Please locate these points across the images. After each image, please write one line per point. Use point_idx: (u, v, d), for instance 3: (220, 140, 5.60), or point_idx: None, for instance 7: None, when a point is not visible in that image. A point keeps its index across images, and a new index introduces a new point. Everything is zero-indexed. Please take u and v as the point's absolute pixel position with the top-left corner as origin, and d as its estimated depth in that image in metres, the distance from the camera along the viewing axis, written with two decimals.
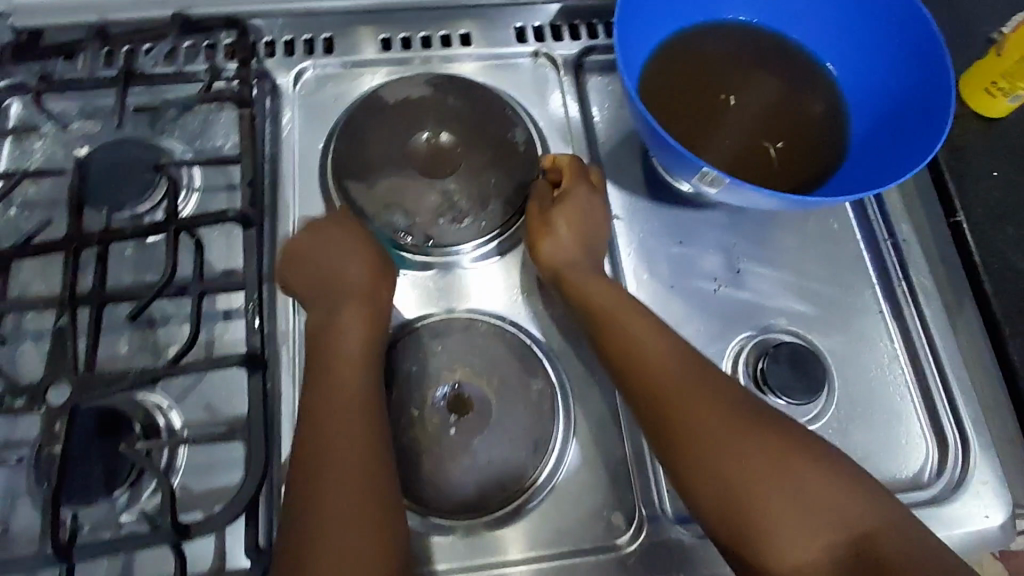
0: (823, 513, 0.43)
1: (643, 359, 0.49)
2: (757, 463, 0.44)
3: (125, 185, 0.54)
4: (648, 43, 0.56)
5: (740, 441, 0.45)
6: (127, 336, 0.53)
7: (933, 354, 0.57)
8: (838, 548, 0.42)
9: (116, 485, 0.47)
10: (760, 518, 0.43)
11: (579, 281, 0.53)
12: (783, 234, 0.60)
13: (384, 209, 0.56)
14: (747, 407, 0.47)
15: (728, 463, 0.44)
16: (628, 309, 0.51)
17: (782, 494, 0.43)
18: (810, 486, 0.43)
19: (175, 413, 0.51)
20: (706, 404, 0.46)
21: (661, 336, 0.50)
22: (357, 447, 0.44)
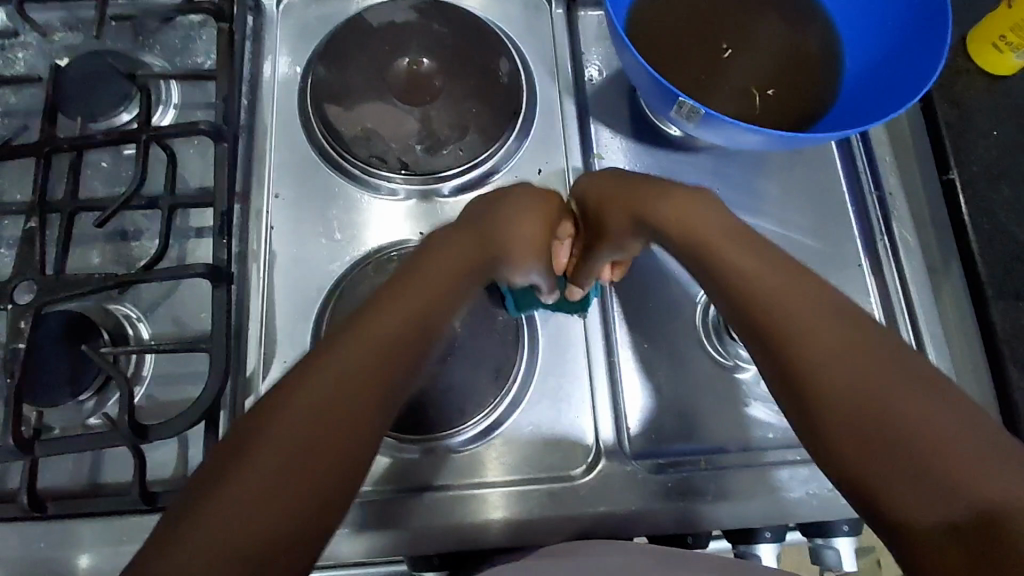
0: (959, 477, 0.31)
1: (733, 258, 0.41)
2: (888, 394, 0.34)
3: (100, 96, 0.54)
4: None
5: (823, 322, 0.37)
6: (98, 247, 0.54)
7: (909, 309, 0.56)
8: (955, 521, 0.30)
9: (82, 387, 0.48)
10: (870, 458, 0.33)
11: (671, 211, 0.45)
12: (767, 181, 0.59)
13: (361, 133, 0.55)
14: (864, 326, 0.37)
15: (847, 388, 0.35)
16: (713, 222, 0.44)
17: (866, 393, 0.34)
18: (947, 431, 0.32)
19: (144, 325, 0.52)
20: (776, 277, 0.40)
21: (773, 261, 0.41)
22: (372, 356, 0.37)
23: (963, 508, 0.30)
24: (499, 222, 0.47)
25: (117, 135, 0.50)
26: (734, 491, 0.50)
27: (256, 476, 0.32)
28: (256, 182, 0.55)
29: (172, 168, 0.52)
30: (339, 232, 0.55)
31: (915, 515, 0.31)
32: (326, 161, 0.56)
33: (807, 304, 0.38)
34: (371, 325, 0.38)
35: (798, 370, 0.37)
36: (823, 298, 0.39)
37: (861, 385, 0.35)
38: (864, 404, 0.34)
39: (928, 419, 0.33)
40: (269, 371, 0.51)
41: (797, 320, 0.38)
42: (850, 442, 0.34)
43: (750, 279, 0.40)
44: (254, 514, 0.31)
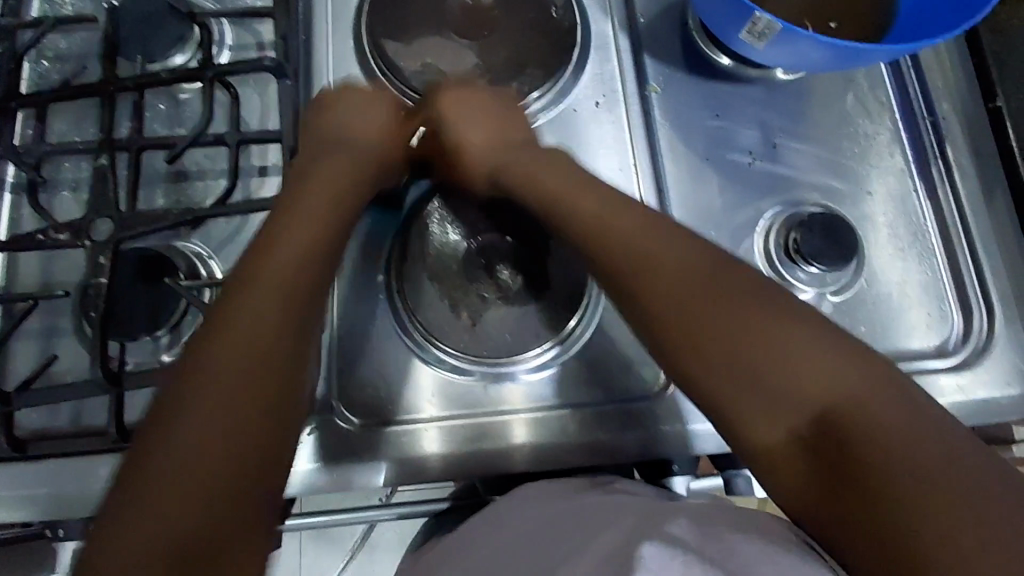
0: (815, 401, 0.35)
1: (608, 228, 0.44)
2: (746, 341, 0.38)
3: (157, 37, 0.54)
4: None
5: (659, 276, 0.41)
6: (162, 188, 0.54)
7: (965, 228, 0.57)
8: (802, 433, 0.36)
9: (161, 321, 0.48)
10: (739, 395, 0.37)
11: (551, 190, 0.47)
12: (821, 109, 0.60)
13: (421, 68, 0.55)
14: (717, 269, 0.41)
15: (701, 334, 0.39)
16: (596, 198, 0.46)
17: (710, 325, 0.39)
18: (806, 368, 0.36)
19: (215, 263, 0.52)
20: (619, 232, 0.43)
21: (617, 205, 0.45)
22: (260, 346, 0.36)
23: (810, 429, 0.35)
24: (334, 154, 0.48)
25: (181, 73, 0.50)
26: None
27: (177, 442, 0.33)
28: None
29: (234, 105, 0.52)
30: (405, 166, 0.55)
31: (780, 440, 0.36)
32: (384, 96, 0.56)
33: (672, 273, 0.41)
34: (239, 304, 0.37)
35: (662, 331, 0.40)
36: (693, 252, 0.42)
37: (734, 335, 0.38)
38: (729, 354, 0.38)
39: (778, 358, 0.37)
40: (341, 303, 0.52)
41: (665, 281, 0.41)
42: (723, 383, 0.38)
43: (612, 222, 0.44)
44: (170, 511, 0.32)
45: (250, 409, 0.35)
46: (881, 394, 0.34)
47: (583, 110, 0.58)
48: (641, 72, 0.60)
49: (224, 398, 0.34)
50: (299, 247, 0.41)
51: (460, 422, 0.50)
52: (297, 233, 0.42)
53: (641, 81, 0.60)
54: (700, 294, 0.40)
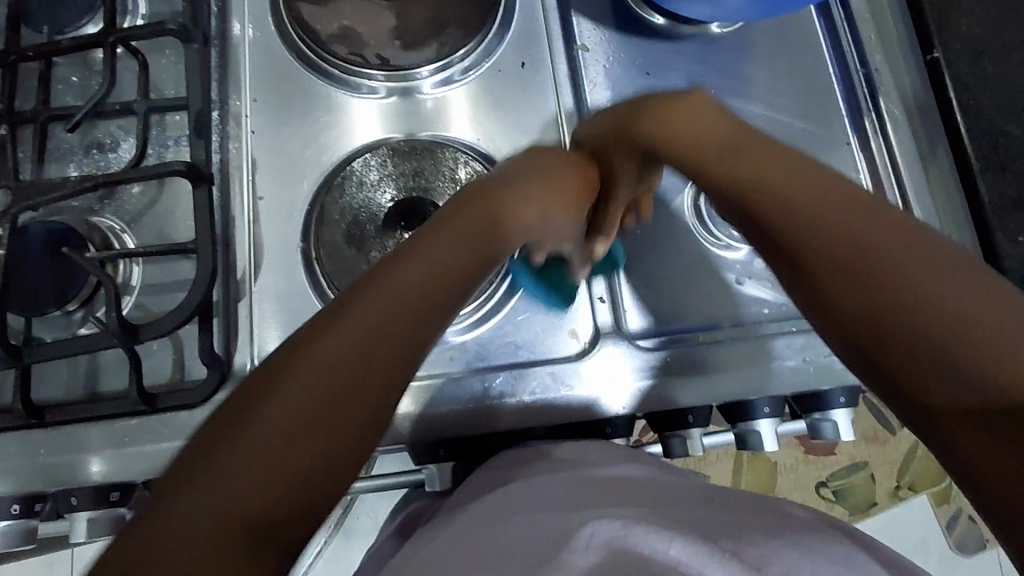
0: (1002, 368, 0.30)
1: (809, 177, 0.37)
2: (901, 309, 0.32)
3: (66, 7, 0.53)
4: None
5: (934, 257, 0.32)
6: (75, 162, 0.52)
7: (898, 181, 0.56)
8: (990, 415, 0.30)
9: (67, 299, 0.47)
10: (904, 364, 0.32)
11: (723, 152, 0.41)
12: (754, 64, 0.59)
13: (338, 31, 0.54)
14: (900, 245, 0.33)
15: (929, 299, 0.31)
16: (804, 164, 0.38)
17: (927, 307, 0.31)
18: (984, 324, 0.30)
19: (129, 237, 0.51)
20: (868, 207, 0.35)
21: (795, 158, 0.38)
22: (385, 339, 0.34)
23: (999, 401, 0.30)
24: (502, 205, 0.42)
25: (83, 39, 0.48)
26: (737, 364, 0.50)
27: (225, 503, 0.28)
28: (234, 88, 0.54)
29: (144, 73, 0.50)
30: (328, 132, 0.54)
31: (937, 400, 0.31)
32: (302, 61, 0.55)
33: (896, 233, 0.34)
34: (380, 298, 0.35)
35: (830, 297, 0.35)
36: (888, 222, 0.34)
37: (958, 318, 0.31)
38: (920, 323, 0.31)
39: (1003, 338, 0.30)
40: (260, 273, 0.50)
41: (877, 238, 0.34)
42: (899, 348, 0.32)
43: (765, 182, 0.38)
44: (231, 513, 0.28)
45: (305, 452, 0.30)
46: None
47: (509, 70, 0.57)
48: (571, 30, 0.58)
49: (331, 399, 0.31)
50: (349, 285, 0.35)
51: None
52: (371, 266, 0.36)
53: (568, 41, 0.58)
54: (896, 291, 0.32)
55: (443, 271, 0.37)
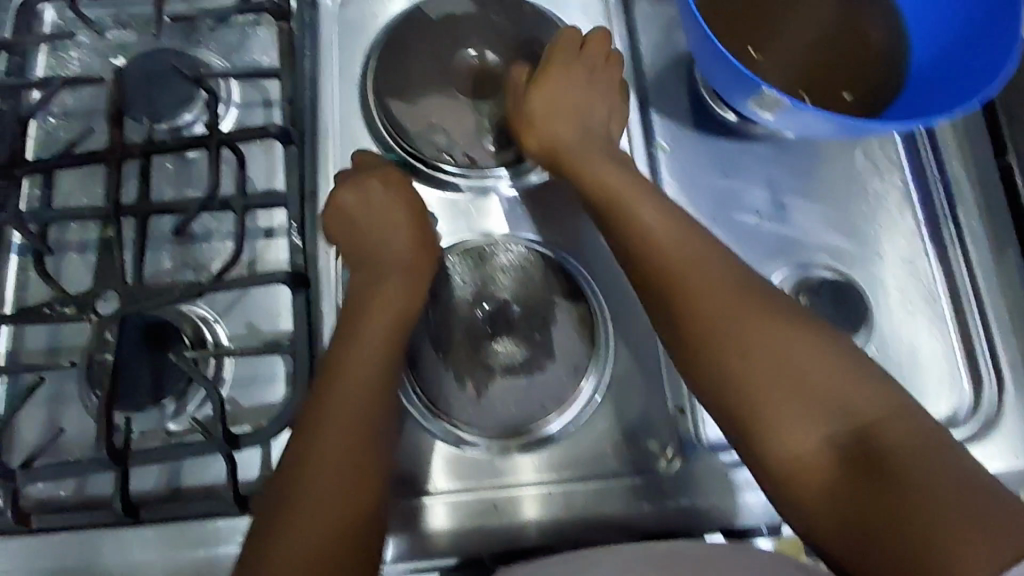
0: (830, 401, 0.41)
1: (671, 254, 0.47)
2: (741, 360, 0.43)
3: (165, 98, 0.54)
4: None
5: (755, 324, 0.44)
6: (169, 252, 0.53)
7: (975, 292, 0.57)
8: (830, 444, 0.40)
9: (162, 397, 0.48)
10: (752, 406, 0.43)
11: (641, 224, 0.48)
12: (830, 168, 0.59)
13: (426, 127, 0.55)
14: (737, 308, 0.45)
15: (755, 355, 0.43)
16: (679, 238, 0.48)
17: (755, 362, 0.43)
18: (817, 370, 0.42)
19: (220, 327, 0.52)
20: (713, 282, 0.46)
21: (689, 234, 0.48)
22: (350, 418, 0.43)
23: (836, 432, 0.40)
24: (354, 235, 0.51)
25: (189, 141, 0.49)
26: None
27: (323, 485, 0.41)
28: (324, 181, 0.55)
29: (242, 171, 0.51)
30: None
31: (797, 445, 0.41)
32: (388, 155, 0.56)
33: (751, 307, 0.45)
34: (336, 380, 0.44)
35: (713, 360, 0.44)
36: (717, 290, 0.46)
37: (777, 369, 0.43)
38: (772, 374, 0.43)
39: (803, 380, 0.42)
40: None
41: (726, 322, 0.45)
42: (760, 393, 0.43)
43: (657, 265, 0.47)
44: (325, 503, 0.41)
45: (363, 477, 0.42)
46: (887, 402, 0.41)
47: None
48: (649, 128, 0.59)
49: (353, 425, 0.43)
50: (379, 338, 0.46)
51: (443, 494, 0.49)
52: (371, 302, 0.48)
53: (647, 140, 0.59)
54: (742, 347, 0.44)
55: (398, 321, 0.47)
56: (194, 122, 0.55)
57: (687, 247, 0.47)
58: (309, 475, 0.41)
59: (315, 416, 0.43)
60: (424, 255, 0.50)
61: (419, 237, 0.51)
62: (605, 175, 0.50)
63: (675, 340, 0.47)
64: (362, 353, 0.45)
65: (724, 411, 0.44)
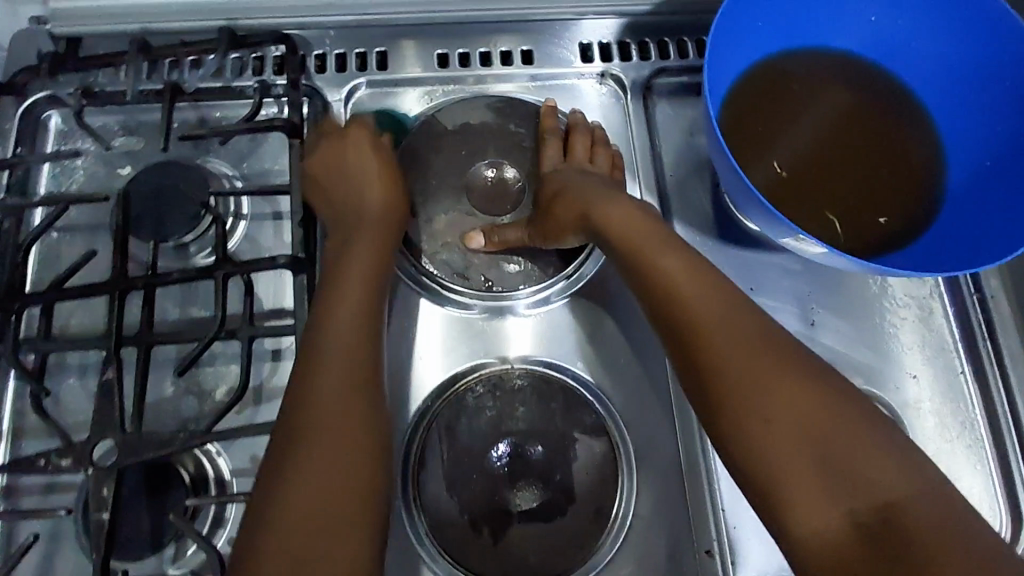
0: (853, 480, 0.37)
1: (693, 296, 0.43)
2: (765, 415, 0.39)
3: (170, 216, 0.52)
4: (738, 72, 0.52)
5: (781, 380, 0.40)
6: (173, 379, 0.50)
7: (1015, 419, 0.54)
8: (854, 518, 0.36)
9: (162, 544, 0.46)
10: (772, 462, 0.38)
11: (661, 274, 0.45)
12: (860, 283, 0.57)
13: (442, 247, 0.53)
14: (763, 358, 0.41)
15: (780, 412, 0.39)
16: (697, 279, 0.44)
17: (779, 420, 0.39)
18: (839, 440, 0.38)
19: (224, 460, 0.49)
20: (738, 329, 0.42)
21: (708, 279, 0.44)
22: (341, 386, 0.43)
23: (862, 508, 0.37)
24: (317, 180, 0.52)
25: (194, 273, 0.47)
26: None
27: (299, 498, 0.39)
28: None
29: (251, 300, 0.49)
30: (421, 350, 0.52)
31: (819, 517, 0.37)
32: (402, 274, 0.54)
33: (777, 361, 0.41)
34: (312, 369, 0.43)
35: (726, 402, 0.40)
36: (743, 338, 0.42)
37: (801, 428, 0.39)
38: (788, 437, 0.38)
39: (829, 447, 0.38)
40: None
41: (751, 371, 0.40)
42: (776, 454, 0.38)
43: (675, 307, 0.43)
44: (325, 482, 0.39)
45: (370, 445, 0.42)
46: (921, 491, 0.37)
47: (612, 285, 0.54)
48: None
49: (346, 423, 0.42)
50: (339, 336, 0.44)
51: None
52: (330, 326, 0.45)
53: None
54: (766, 397, 0.40)
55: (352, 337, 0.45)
56: (201, 253, 0.53)
57: (710, 290, 0.43)
58: (283, 485, 0.39)
59: (292, 444, 0.40)
60: (395, 215, 0.51)
61: (389, 197, 0.52)
62: (626, 222, 0.48)
63: (692, 384, 0.42)
64: (339, 331, 0.44)
65: (740, 468, 0.40)
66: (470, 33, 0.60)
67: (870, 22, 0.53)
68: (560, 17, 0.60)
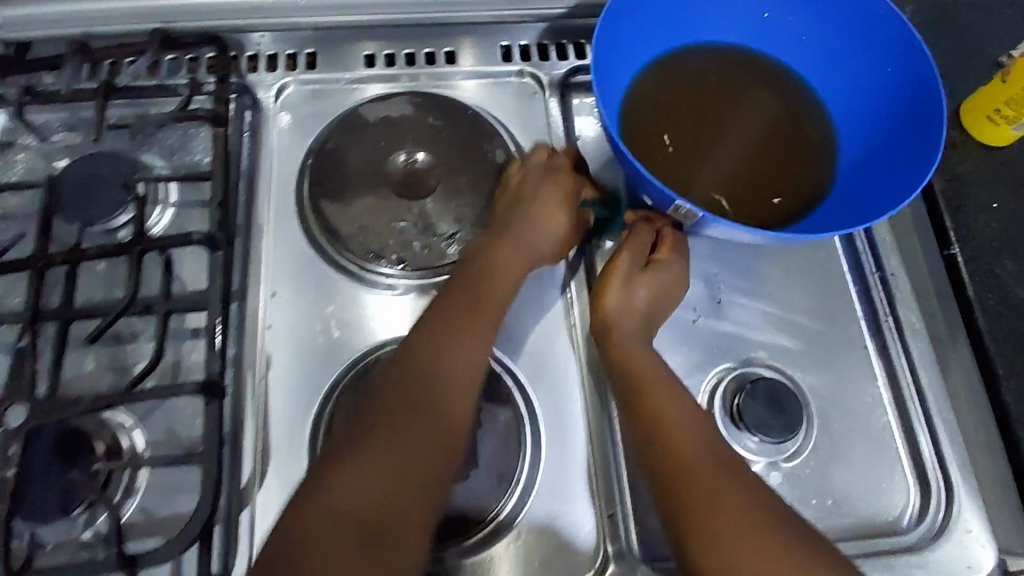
0: None
1: (680, 438, 0.46)
2: (750, 548, 0.42)
3: (97, 200, 0.54)
4: (640, 61, 0.55)
5: (757, 517, 0.43)
6: (92, 354, 0.52)
7: (920, 394, 0.56)
8: None
9: (71, 510, 0.46)
10: None
11: (657, 413, 0.48)
12: (768, 263, 0.59)
13: (358, 229, 0.55)
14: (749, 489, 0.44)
15: (767, 549, 0.42)
16: (679, 413, 0.47)
17: (768, 556, 0.42)
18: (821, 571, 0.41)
19: (138, 434, 0.50)
20: (718, 468, 0.45)
21: (697, 418, 0.48)
22: (393, 434, 0.44)
23: None
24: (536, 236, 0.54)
25: (111, 248, 0.50)
26: None
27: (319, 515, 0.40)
28: (255, 279, 0.55)
29: (168, 276, 0.51)
30: (337, 327, 0.54)
31: None
32: (323, 255, 0.56)
33: (752, 500, 0.44)
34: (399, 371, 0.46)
35: (718, 542, 0.42)
36: (728, 475, 0.45)
37: (784, 563, 0.41)
38: (773, 568, 0.41)
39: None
40: (264, 479, 0.50)
41: (734, 510, 0.43)
42: None
43: (668, 444, 0.46)
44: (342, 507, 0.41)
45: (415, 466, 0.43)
46: None
47: None
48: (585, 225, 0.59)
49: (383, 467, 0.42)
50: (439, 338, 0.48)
51: None
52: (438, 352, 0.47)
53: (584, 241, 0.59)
54: (758, 530, 0.42)
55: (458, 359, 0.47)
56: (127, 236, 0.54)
57: (694, 431, 0.47)
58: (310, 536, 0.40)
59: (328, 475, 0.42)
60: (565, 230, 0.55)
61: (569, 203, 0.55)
62: (631, 362, 0.50)
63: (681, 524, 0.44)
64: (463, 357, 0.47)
65: None
66: (396, 36, 0.63)
67: (761, 17, 0.57)
68: (482, 21, 0.64)
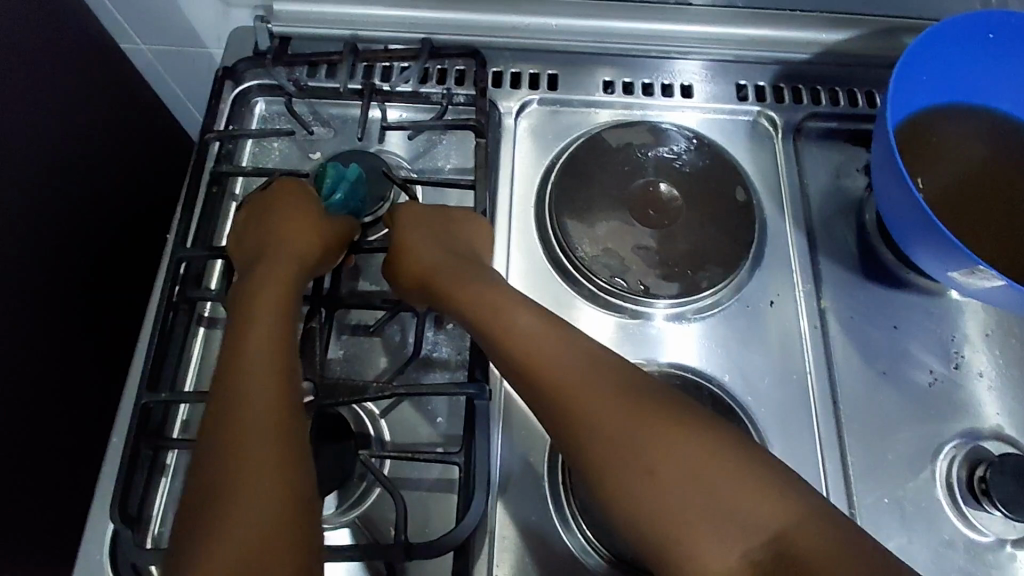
0: (724, 515, 0.39)
1: (539, 356, 0.46)
2: (648, 452, 0.41)
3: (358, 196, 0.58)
4: (917, 102, 0.56)
5: (654, 428, 0.42)
6: (346, 342, 0.55)
7: None
8: (755, 556, 0.37)
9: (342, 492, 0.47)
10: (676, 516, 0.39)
11: (544, 357, 0.46)
12: (1006, 333, 0.57)
13: (601, 251, 0.56)
14: (641, 391, 0.44)
15: (643, 452, 0.41)
16: (524, 310, 0.48)
17: (657, 455, 0.41)
18: (710, 473, 0.40)
19: (382, 424, 0.53)
20: (590, 372, 0.45)
21: (580, 345, 0.46)
22: (229, 395, 0.43)
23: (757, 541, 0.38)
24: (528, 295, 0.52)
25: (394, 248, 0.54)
26: None
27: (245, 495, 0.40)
28: None
29: None
30: None
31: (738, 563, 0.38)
32: (560, 271, 0.58)
33: (642, 411, 0.43)
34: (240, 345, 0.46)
35: (611, 467, 0.42)
36: (603, 372, 0.45)
37: (680, 460, 0.40)
38: (666, 475, 0.40)
39: (668, 473, 0.40)
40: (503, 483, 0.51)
41: (637, 426, 0.42)
42: (666, 505, 0.40)
43: (537, 359, 0.46)
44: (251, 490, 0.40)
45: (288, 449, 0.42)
46: (804, 518, 0.38)
47: (754, 305, 0.58)
48: (817, 270, 0.59)
49: (242, 454, 0.41)
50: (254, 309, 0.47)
51: None
52: (247, 317, 0.47)
53: (816, 288, 0.59)
54: (623, 416, 0.43)
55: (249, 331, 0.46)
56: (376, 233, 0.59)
57: (539, 330, 0.47)
58: (228, 505, 0.40)
59: (231, 455, 0.41)
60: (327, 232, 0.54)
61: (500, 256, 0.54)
62: (522, 318, 0.48)
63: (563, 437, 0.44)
64: (250, 318, 0.47)
65: (645, 538, 0.40)
66: (636, 64, 0.65)
67: None
68: (721, 58, 0.65)
